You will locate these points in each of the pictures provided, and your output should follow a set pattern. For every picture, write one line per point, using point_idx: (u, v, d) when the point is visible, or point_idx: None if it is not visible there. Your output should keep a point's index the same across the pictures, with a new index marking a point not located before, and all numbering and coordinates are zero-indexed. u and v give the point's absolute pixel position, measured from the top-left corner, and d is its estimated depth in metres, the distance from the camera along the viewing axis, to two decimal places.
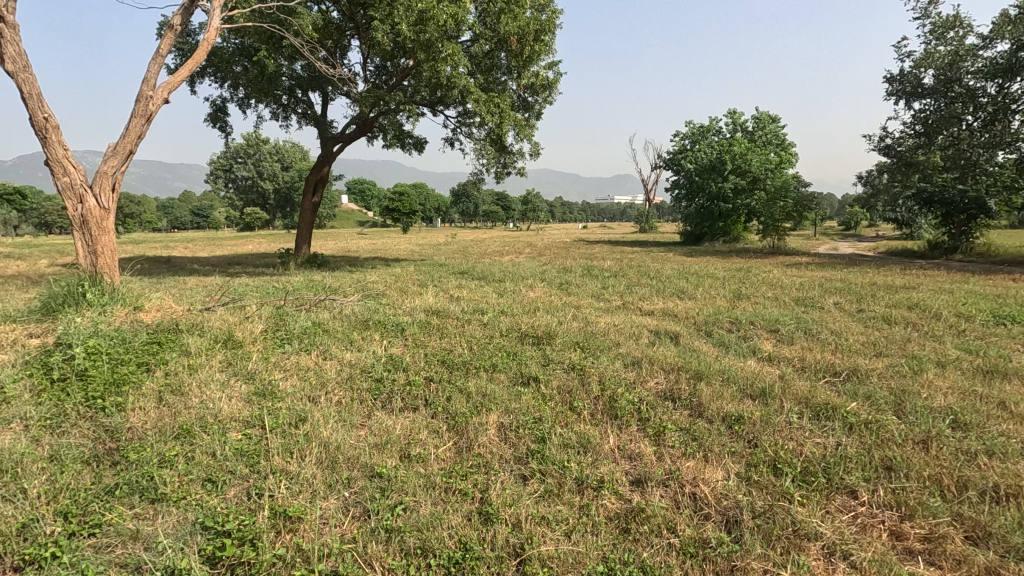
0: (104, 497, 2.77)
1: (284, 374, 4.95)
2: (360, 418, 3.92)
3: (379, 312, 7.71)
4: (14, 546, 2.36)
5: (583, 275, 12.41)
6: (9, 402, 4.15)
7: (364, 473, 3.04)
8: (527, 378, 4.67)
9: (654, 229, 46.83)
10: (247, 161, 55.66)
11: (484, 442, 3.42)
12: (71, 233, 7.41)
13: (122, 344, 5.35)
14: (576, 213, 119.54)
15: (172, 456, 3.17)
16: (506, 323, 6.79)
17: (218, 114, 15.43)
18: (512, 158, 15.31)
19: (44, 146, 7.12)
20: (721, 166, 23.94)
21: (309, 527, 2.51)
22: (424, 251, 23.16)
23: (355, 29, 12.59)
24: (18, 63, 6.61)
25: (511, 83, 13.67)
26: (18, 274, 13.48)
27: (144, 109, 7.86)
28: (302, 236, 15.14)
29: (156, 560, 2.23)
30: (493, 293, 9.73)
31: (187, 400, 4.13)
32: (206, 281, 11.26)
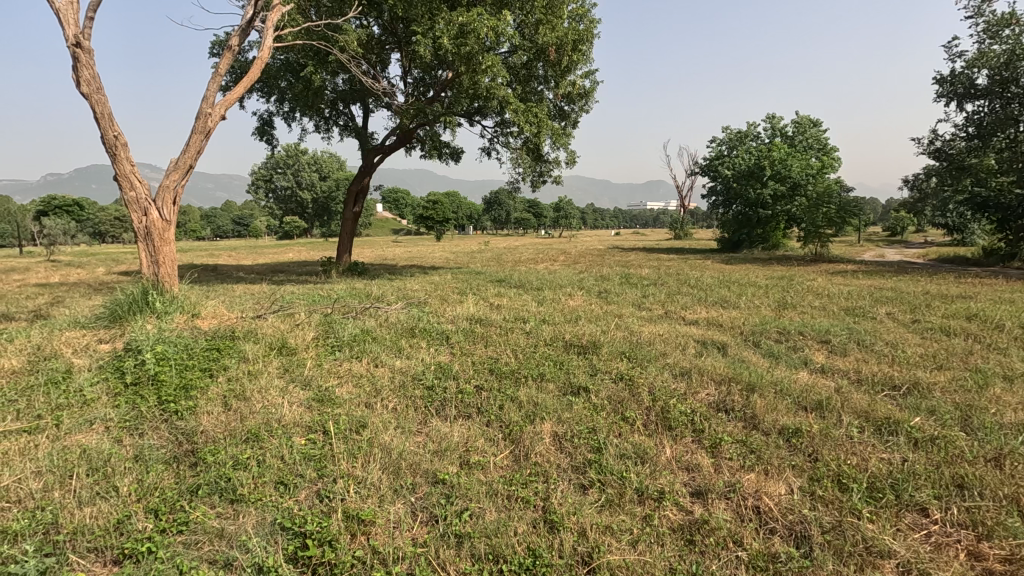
0: (188, 497, 2.95)
1: (340, 380, 5.12)
2: (416, 425, 4.02)
3: (424, 320, 7.87)
4: (113, 541, 2.53)
5: (622, 283, 12.36)
6: (90, 403, 4.42)
7: (427, 479, 3.13)
8: (576, 388, 4.70)
9: (688, 235, 46.21)
10: (287, 171, 57.41)
11: (540, 451, 3.48)
12: (136, 244, 7.84)
13: (186, 350, 5.61)
14: (608, 221, 119.07)
15: (245, 458, 3.32)
16: (549, 332, 6.85)
17: (264, 127, 16.02)
18: (548, 167, 15.39)
19: (113, 163, 7.57)
20: (760, 172, 23.47)
21: (381, 530, 2.61)
22: (461, 259, 23.44)
23: (396, 42, 12.91)
24: (92, 85, 7.06)
25: (549, 92, 13.81)
26: (82, 282, 14.29)
27: (203, 125, 8.27)
28: (343, 245, 15.52)
29: (246, 557, 2.37)
30: (533, 301, 9.80)
31: (251, 405, 4.32)
32: (255, 289, 11.67)
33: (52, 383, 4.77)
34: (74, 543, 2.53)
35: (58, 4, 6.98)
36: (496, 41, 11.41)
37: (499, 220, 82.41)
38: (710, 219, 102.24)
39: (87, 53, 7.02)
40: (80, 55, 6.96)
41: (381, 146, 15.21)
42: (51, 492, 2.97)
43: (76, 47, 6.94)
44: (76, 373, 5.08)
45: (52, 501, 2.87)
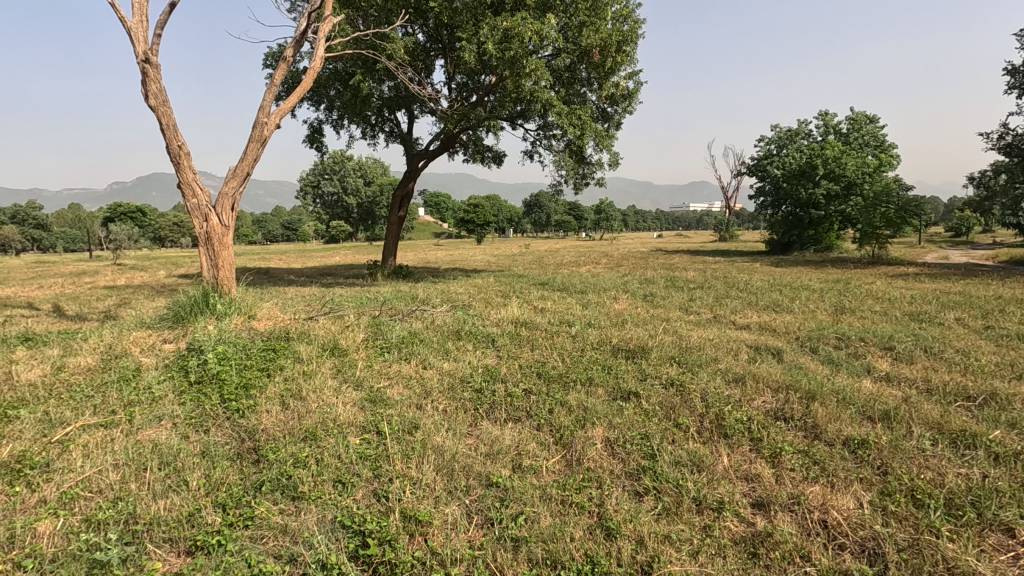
0: (252, 493, 3.05)
1: (390, 382, 5.21)
2: (467, 427, 4.05)
3: (469, 322, 7.93)
4: (186, 533, 2.66)
5: (668, 286, 12.12)
6: (158, 400, 4.65)
7: (481, 481, 3.15)
8: (625, 393, 4.63)
9: (734, 237, 44.80)
10: (334, 177, 59.05)
11: (593, 456, 3.44)
12: (198, 249, 8.22)
13: (244, 351, 5.86)
14: (651, 223, 117.30)
15: (304, 457, 3.42)
16: (595, 336, 6.78)
17: (314, 135, 16.55)
18: (591, 169, 15.29)
19: (178, 171, 7.97)
20: (812, 171, 22.55)
21: (438, 531, 2.64)
22: (503, 262, 23.44)
23: (441, 49, 13.14)
24: (159, 98, 7.46)
25: (592, 94, 13.78)
26: (144, 285, 15.04)
27: (259, 134, 8.61)
28: (388, 249, 15.82)
29: (311, 553, 2.44)
30: (578, 305, 9.73)
31: (307, 404, 4.46)
32: (306, 291, 12.02)
33: (123, 381, 5.05)
34: (151, 533, 2.67)
35: (129, 22, 7.42)
36: (539, 44, 11.41)
37: (539, 222, 82.40)
38: (757, 220, 99.29)
39: (155, 68, 7.43)
40: (148, 71, 7.37)
41: (425, 151, 15.46)
42: (128, 483, 3.15)
43: (145, 62, 7.35)
44: (145, 371, 5.36)
45: (129, 493, 3.04)
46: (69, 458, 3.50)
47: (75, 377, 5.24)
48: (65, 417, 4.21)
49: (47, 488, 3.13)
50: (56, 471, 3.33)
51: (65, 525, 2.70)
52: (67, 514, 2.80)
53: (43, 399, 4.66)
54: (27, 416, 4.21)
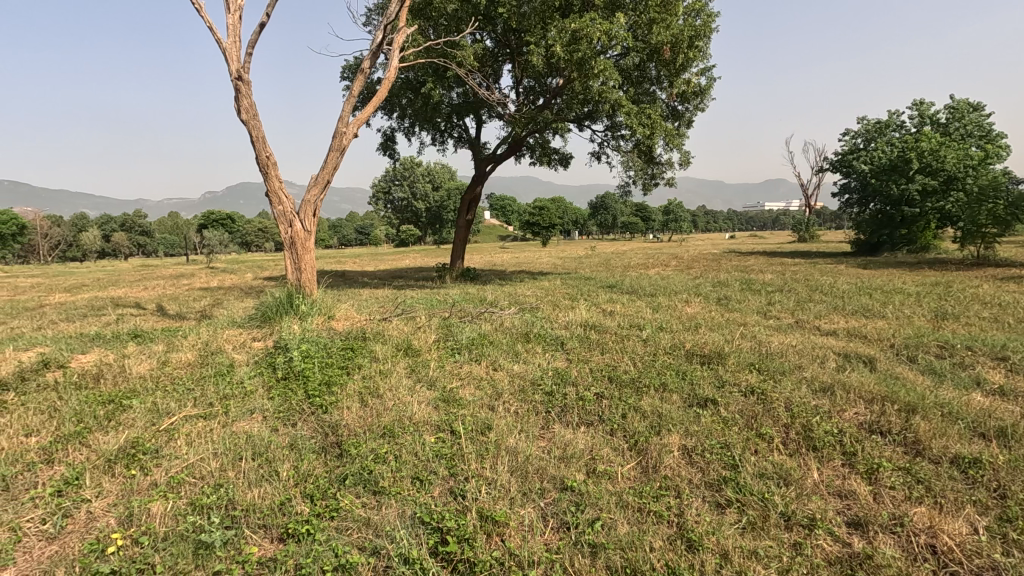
0: (337, 485, 3.19)
1: (462, 382, 5.30)
2: (539, 430, 4.05)
3: (537, 325, 7.93)
4: (278, 520, 2.83)
5: (743, 289, 11.59)
6: (249, 394, 4.98)
7: (555, 485, 3.14)
8: (701, 399, 4.47)
9: (815, 237, 42.20)
10: (403, 182, 61.13)
11: (670, 464, 3.34)
12: (283, 253, 8.74)
13: (326, 349, 6.17)
14: (722, 223, 112.92)
15: (383, 453, 3.54)
16: (667, 340, 6.58)
17: (387, 143, 17.19)
18: (660, 169, 14.91)
19: (266, 181, 8.52)
20: (904, 165, 20.82)
21: (514, 532, 2.65)
22: (569, 265, 23.27)
23: (509, 54, 13.30)
24: (249, 112, 8.00)
25: (661, 93, 13.50)
26: (235, 286, 16.21)
27: (338, 143, 9.04)
28: (456, 252, 16.13)
29: (393, 547, 2.51)
30: (647, 308, 9.49)
31: (384, 402, 4.62)
32: (379, 293, 12.47)
33: (219, 376, 5.45)
34: (248, 519, 2.86)
35: (225, 43, 8.02)
36: (608, 44, 11.26)
37: (604, 225, 81.36)
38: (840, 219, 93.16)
39: (247, 84, 7.98)
40: (241, 87, 7.93)
41: (493, 155, 15.67)
42: (226, 471, 3.38)
43: (239, 80, 7.92)
44: (237, 367, 5.76)
45: (227, 480, 3.26)
46: (174, 446, 3.81)
47: (177, 371, 5.71)
48: (170, 408, 4.59)
49: (158, 472, 3.42)
50: (164, 457, 3.64)
51: (174, 507, 2.95)
52: (175, 497, 3.04)
53: (151, 390, 5.11)
54: (139, 406, 4.63)
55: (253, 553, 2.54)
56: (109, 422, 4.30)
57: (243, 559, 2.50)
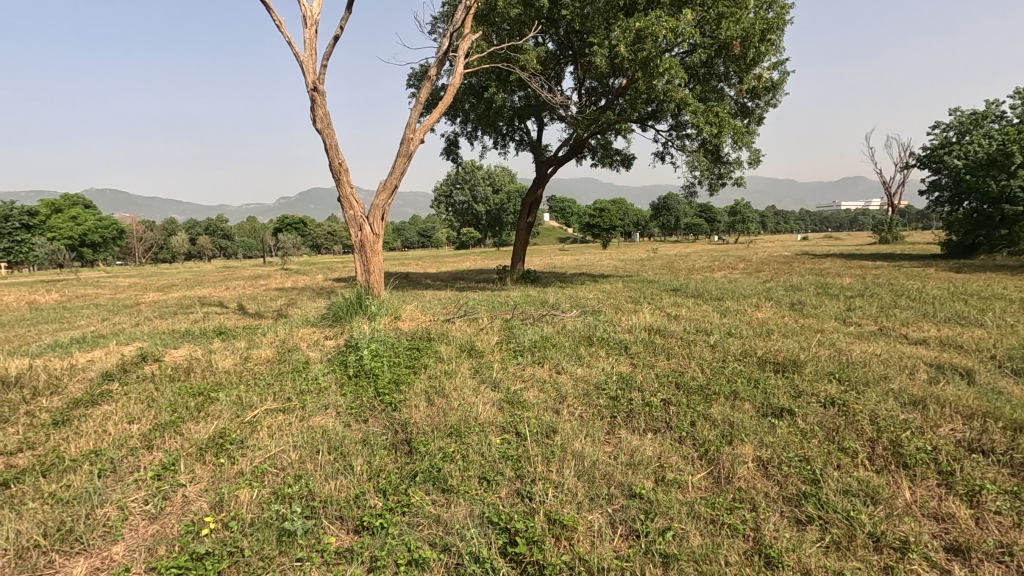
0: (408, 482, 3.28)
1: (525, 384, 5.33)
2: (604, 435, 4.00)
3: (600, 328, 7.83)
4: (354, 513, 2.94)
5: (820, 294, 10.97)
6: (324, 390, 5.23)
7: (623, 491, 3.09)
8: (775, 409, 4.27)
9: (899, 238, 39.33)
10: (464, 186, 62.20)
11: (744, 475, 3.21)
12: (354, 255, 9.11)
13: (393, 349, 6.38)
14: (795, 224, 107.40)
15: (451, 451, 3.61)
16: (736, 346, 6.33)
17: (450, 147, 17.53)
18: (728, 168, 14.39)
19: (338, 186, 8.91)
20: (1005, 159, 18.85)
21: (583, 537, 2.63)
22: (631, 267, 22.82)
23: (571, 56, 13.28)
24: (324, 121, 8.39)
25: (730, 90, 13.07)
26: (307, 287, 17.04)
27: (406, 149, 9.33)
28: (517, 254, 16.20)
29: (464, 546, 2.56)
30: (715, 312, 9.17)
31: (450, 402, 4.71)
32: (442, 294, 12.73)
33: (296, 372, 5.74)
34: (326, 510, 2.99)
35: (303, 56, 8.46)
36: (674, 42, 10.99)
37: (667, 226, 79.38)
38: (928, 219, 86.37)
39: (322, 95, 8.38)
40: (317, 98, 8.34)
41: (554, 158, 15.67)
42: (305, 463, 3.56)
43: (315, 91, 8.33)
44: (312, 364, 6.05)
45: (305, 472, 3.43)
46: (257, 437, 4.05)
47: (258, 367, 6.07)
48: (253, 401, 4.89)
49: (243, 461, 3.65)
50: (248, 448, 3.87)
51: (258, 495, 3.13)
52: (259, 486, 3.24)
53: (234, 384, 5.46)
54: (225, 398, 4.96)
55: (330, 543, 2.65)
56: (199, 413, 4.63)
57: (322, 548, 2.62)
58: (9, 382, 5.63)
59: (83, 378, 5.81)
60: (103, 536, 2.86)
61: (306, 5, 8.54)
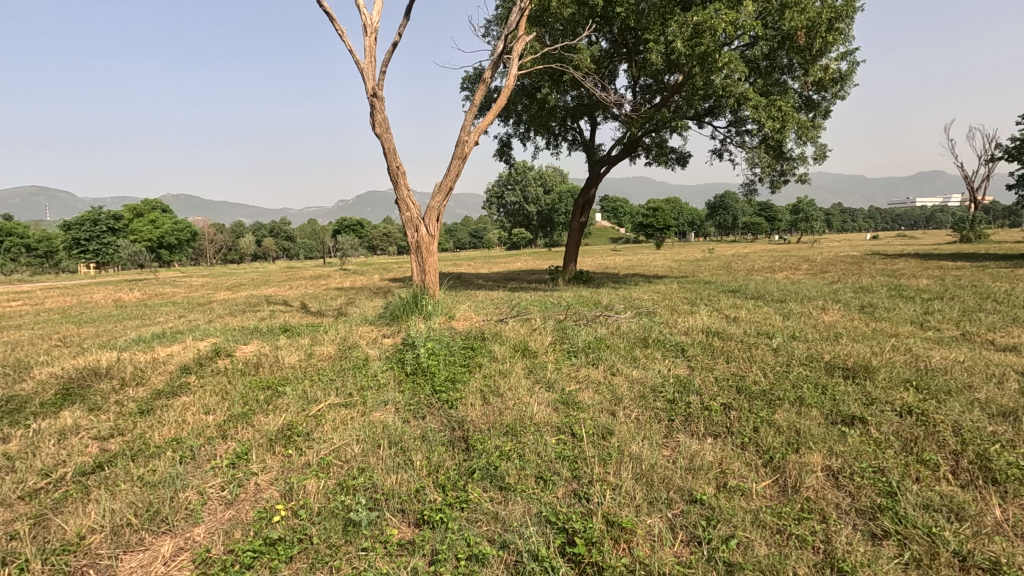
0: (466, 478, 3.34)
1: (580, 386, 5.29)
2: (662, 438, 3.93)
3: (655, 330, 7.67)
4: (414, 506, 3.02)
5: (893, 296, 10.32)
6: (383, 386, 5.39)
7: (683, 496, 3.03)
8: (845, 417, 4.06)
9: (983, 236, 36.44)
10: (516, 187, 62.47)
11: (812, 484, 3.08)
12: (411, 256, 9.34)
13: (449, 348, 6.50)
14: (863, 222, 101.63)
15: (508, 450, 3.64)
16: (801, 350, 6.05)
17: (503, 148, 17.66)
18: (791, 165, 13.80)
19: (396, 189, 9.16)
20: None
21: (643, 541, 2.60)
22: (687, 268, 22.25)
23: (625, 53, 13.12)
24: (382, 126, 8.65)
25: (794, 82, 12.52)
26: (364, 286, 17.60)
27: (461, 151, 9.48)
28: (569, 255, 16.11)
29: (523, 544, 2.57)
30: (777, 314, 8.80)
31: (505, 401, 4.75)
32: (495, 295, 12.82)
33: (356, 369, 5.95)
34: (388, 502, 3.09)
35: (363, 63, 8.75)
36: (733, 35, 10.67)
37: (724, 225, 76.90)
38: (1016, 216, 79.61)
39: (381, 100, 8.64)
40: (376, 103, 8.61)
41: (607, 157, 15.50)
42: (368, 457, 3.68)
43: (374, 97, 8.60)
44: (371, 361, 6.25)
45: (367, 465, 3.55)
46: (322, 430, 4.23)
47: (321, 363, 6.33)
48: (318, 396, 5.10)
49: (310, 453, 3.81)
50: (314, 440, 4.05)
51: (325, 486, 3.27)
52: (325, 477, 3.38)
53: (300, 379, 5.73)
54: (292, 392, 5.20)
55: (393, 534, 2.74)
56: (268, 406, 4.88)
57: (385, 540, 2.71)
58: (101, 373, 6.12)
59: (163, 370, 6.25)
60: (185, 518, 3.06)
61: (366, 14, 8.82)
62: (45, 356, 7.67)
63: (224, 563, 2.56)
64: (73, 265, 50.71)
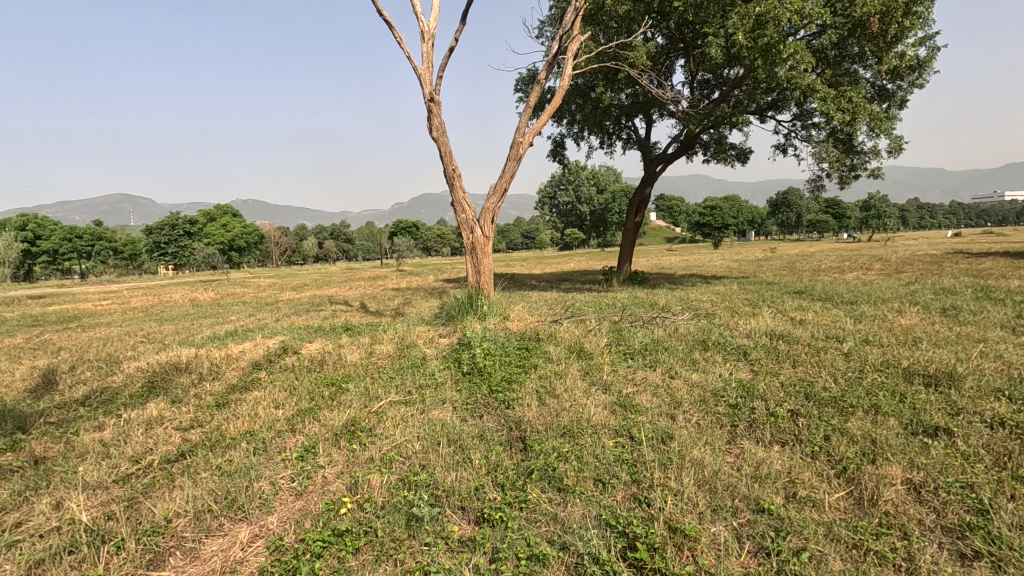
0: (525, 478, 3.35)
1: (637, 388, 5.20)
2: (725, 444, 3.81)
3: (715, 332, 7.44)
4: (474, 505, 3.06)
5: (980, 298, 9.56)
6: (441, 385, 5.50)
7: (749, 505, 2.93)
8: (928, 428, 3.80)
9: None
10: (569, 187, 62.09)
11: (892, 498, 2.91)
12: (466, 257, 9.48)
13: (504, 348, 6.55)
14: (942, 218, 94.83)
15: (566, 452, 3.63)
16: (876, 356, 5.70)
17: (557, 149, 17.63)
18: (863, 159, 13.04)
19: (452, 191, 9.32)
20: None
21: (707, 549, 2.53)
22: (747, 268, 21.44)
23: (683, 48, 12.81)
24: (439, 130, 8.82)
25: (866, 72, 11.83)
26: (420, 287, 17.99)
27: (515, 152, 9.53)
28: (624, 255, 15.86)
29: (583, 546, 2.56)
30: (848, 317, 8.34)
31: (562, 402, 4.74)
32: (548, 295, 12.80)
33: (414, 367, 6.10)
34: (449, 499, 3.15)
35: (420, 69, 8.95)
36: (799, 25, 10.21)
37: (787, 223, 73.61)
38: None
39: (438, 105, 8.81)
40: (433, 108, 8.79)
41: (663, 155, 15.18)
42: (428, 453, 3.77)
43: (431, 102, 8.78)
44: (428, 360, 6.39)
45: (428, 462, 3.63)
46: (383, 427, 4.36)
47: (381, 361, 6.52)
48: (379, 393, 5.26)
49: (373, 448, 3.94)
50: (376, 436, 4.18)
51: (388, 481, 3.37)
52: (388, 472, 3.48)
53: (361, 376, 5.93)
54: (355, 389, 5.39)
55: (454, 531, 2.79)
56: (333, 402, 5.08)
57: (447, 536, 2.76)
58: (181, 367, 6.56)
59: (237, 366, 6.62)
60: (259, 507, 3.23)
61: (424, 21, 9.03)
62: (133, 351, 8.30)
63: (296, 550, 2.68)
64: (154, 267, 54.56)
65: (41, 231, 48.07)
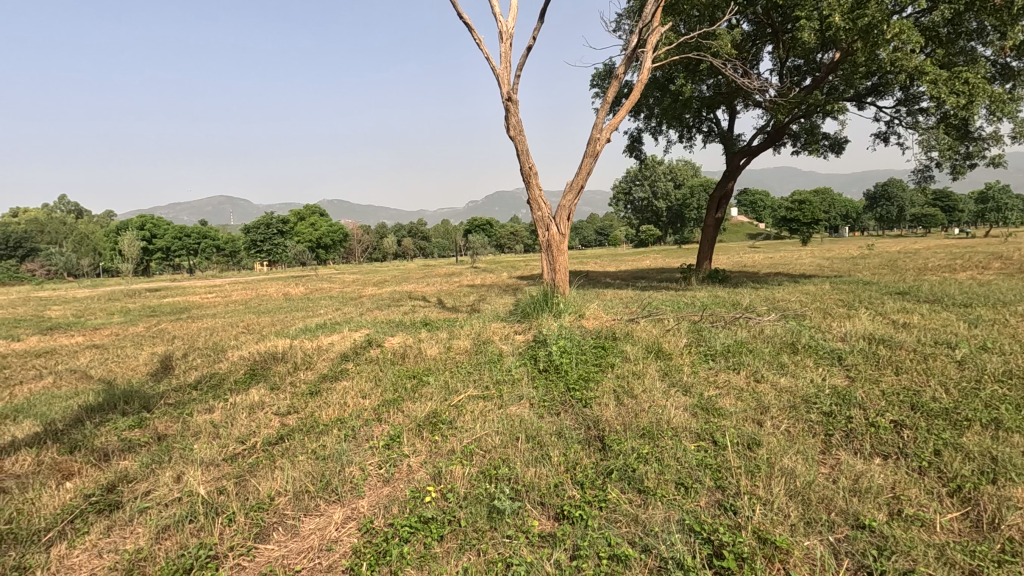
0: (604, 478, 3.34)
1: (719, 391, 5.01)
2: (818, 454, 3.59)
3: (805, 335, 7.01)
4: (553, 501, 3.09)
5: None
6: (517, 381, 5.57)
7: (847, 520, 2.75)
8: None
9: None
10: (644, 183, 60.56)
11: (1017, 522, 2.63)
12: (541, 254, 9.51)
13: (580, 346, 6.53)
14: None
15: (645, 453, 3.57)
16: (996, 365, 5.13)
17: (634, 144, 17.27)
18: (980, 146, 11.75)
19: (529, 189, 9.39)
20: None
21: (800, 563, 2.43)
22: (841, 266, 19.92)
23: (772, 34, 12.14)
24: (516, 128, 8.90)
25: (987, 49, 10.65)
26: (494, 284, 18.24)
27: (593, 149, 9.44)
28: (704, 252, 15.24)
29: (666, 549, 2.52)
30: (961, 321, 7.56)
31: (640, 403, 4.67)
32: (623, 294, 12.57)
33: (491, 363, 6.21)
34: (529, 495, 3.19)
35: (498, 70, 9.08)
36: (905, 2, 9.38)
37: (888, 218, 67.75)
38: None
39: (515, 104, 8.90)
40: (511, 107, 8.89)
41: (748, 147, 14.45)
42: (507, 448, 3.83)
43: (509, 101, 8.88)
44: (504, 357, 6.48)
45: (507, 456, 3.70)
46: (463, 420, 4.48)
47: (458, 356, 6.70)
48: (458, 387, 5.41)
49: (454, 440, 4.07)
50: (456, 429, 4.31)
51: (469, 473, 3.46)
52: (469, 464, 3.58)
53: (440, 370, 6.12)
54: (435, 382, 5.59)
55: (534, 525, 2.83)
56: (415, 394, 5.29)
57: (528, 530, 2.81)
58: (278, 357, 7.07)
59: (326, 356, 7.05)
60: (351, 490, 3.43)
61: (502, 21, 9.15)
62: (235, 341, 9.04)
63: (386, 534, 2.82)
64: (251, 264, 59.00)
65: (157, 231, 53.33)
